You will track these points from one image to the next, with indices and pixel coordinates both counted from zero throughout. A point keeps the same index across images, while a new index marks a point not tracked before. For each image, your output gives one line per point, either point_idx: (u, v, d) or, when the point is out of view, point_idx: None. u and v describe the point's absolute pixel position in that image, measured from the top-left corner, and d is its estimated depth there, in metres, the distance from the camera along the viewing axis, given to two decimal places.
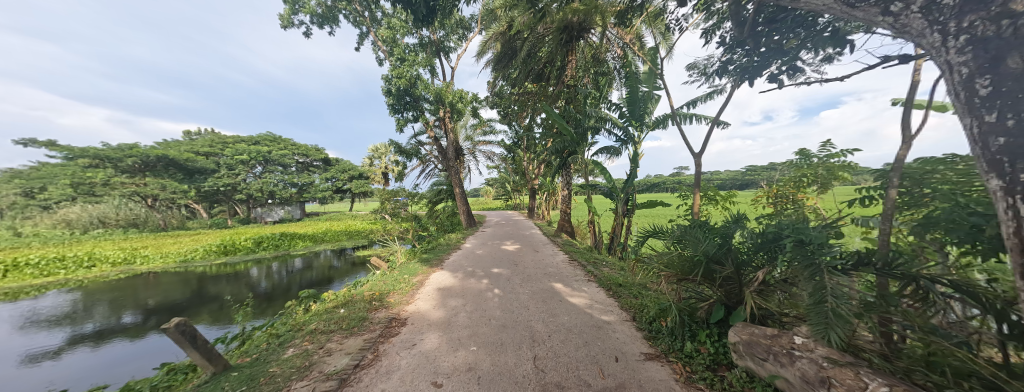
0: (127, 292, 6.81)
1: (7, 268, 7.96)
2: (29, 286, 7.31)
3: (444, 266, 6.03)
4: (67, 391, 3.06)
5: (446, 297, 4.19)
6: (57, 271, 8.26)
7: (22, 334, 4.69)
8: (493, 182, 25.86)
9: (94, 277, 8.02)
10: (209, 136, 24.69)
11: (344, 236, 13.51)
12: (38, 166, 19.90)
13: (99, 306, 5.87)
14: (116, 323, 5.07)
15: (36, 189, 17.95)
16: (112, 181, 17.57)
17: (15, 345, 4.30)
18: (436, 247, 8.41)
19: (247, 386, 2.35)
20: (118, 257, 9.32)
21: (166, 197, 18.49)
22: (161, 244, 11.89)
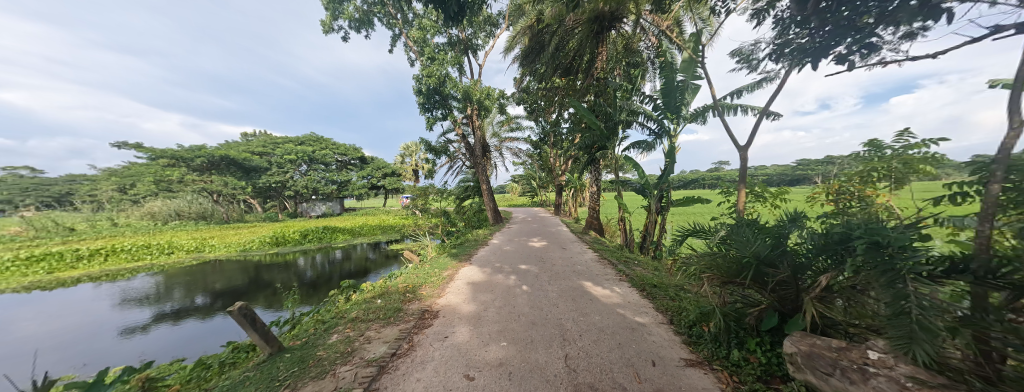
0: (199, 276, 7.75)
1: (108, 252, 9.40)
2: (124, 269, 8.57)
3: (472, 261, 6.16)
4: (154, 361, 3.55)
5: (476, 292, 4.26)
6: (145, 257, 9.61)
7: (120, 310, 5.51)
8: (519, 178, 25.90)
9: (173, 263, 9.23)
10: (262, 137, 27.25)
11: (379, 230, 14.28)
12: (130, 166, 23.24)
13: (177, 288, 6.74)
14: (190, 303, 5.80)
15: (129, 186, 20.99)
16: (186, 179, 20.04)
17: (115, 319, 5.06)
18: (464, 242, 8.60)
19: (298, 368, 2.57)
20: (191, 246, 10.64)
21: (228, 192, 20.75)
22: (225, 235, 13.37)
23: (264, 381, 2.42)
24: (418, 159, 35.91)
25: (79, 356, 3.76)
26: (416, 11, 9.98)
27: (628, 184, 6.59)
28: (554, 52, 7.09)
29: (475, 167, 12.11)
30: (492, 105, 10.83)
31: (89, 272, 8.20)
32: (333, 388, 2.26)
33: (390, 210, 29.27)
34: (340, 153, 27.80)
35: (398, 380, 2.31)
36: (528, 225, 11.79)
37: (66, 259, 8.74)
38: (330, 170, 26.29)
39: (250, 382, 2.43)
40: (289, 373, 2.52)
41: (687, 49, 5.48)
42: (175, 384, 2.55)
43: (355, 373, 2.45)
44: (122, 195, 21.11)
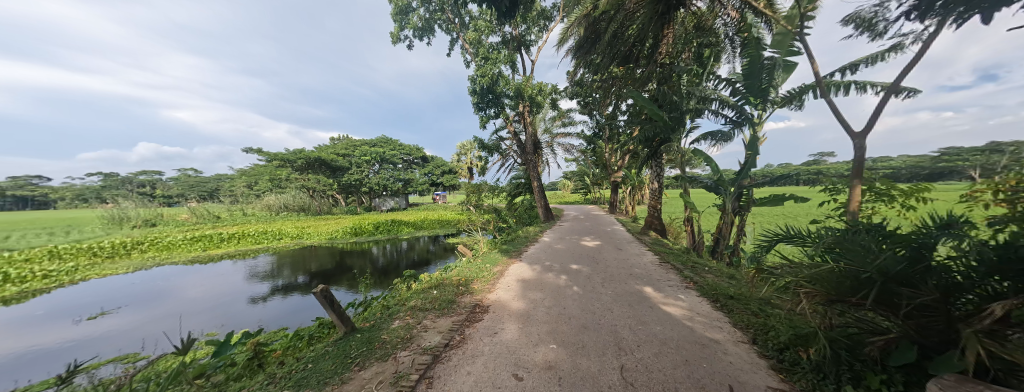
0: (299, 259, 9.39)
1: (240, 236, 12.02)
2: (250, 250, 10.85)
3: (522, 258, 6.21)
4: (266, 327, 4.41)
5: (525, 289, 4.28)
6: (263, 241, 12.03)
7: (248, 283, 7.00)
8: (571, 175, 25.29)
9: (281, 247, 11.37)
10: (345, 141, 31.68)
11: (437, 224, 15.40)
12: (254, 167, 29.27)
13: (284, 268, 8.29)
14: (294, 281, 7.07)
15: (254, 183, 26.47)
16: (291, 177, 24.42)
17: (244, 290, 6.44)
18: (515, 239, 8.73)
19: (366, 348, 2.92)
20: (293, 233, 12.95)
21: (321, 189, 24.70)
22: (317, 225, 15.93)
23: (340, 357, 2.81)
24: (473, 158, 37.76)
25: (220, 318, 4.85)
26: (472, 13, 10.38)
27: (697, 181, 5.89)
28: (610, 40, 6.67)
29: (526, 164, 12.20)
30: (543, 101, 10.75)
31: (228, 252, 10.60)
32: (393, 372, 2.52)
33: (448, 205, 31.41)
34: (405, 153, 30.77)
35: (449, 371, 2.47)
36: (580, 224, 11.44)
37: (215, 240, 11.43)
38: (397, 169, 29.34)
39: (330, 356, 2.85)
40: (359, 352, 2.88)
41: (781, 19, 4.56)
42: (276, 351, 3.14)
43: (413, 360, 2.70)
44: (250, 190, 26.80)
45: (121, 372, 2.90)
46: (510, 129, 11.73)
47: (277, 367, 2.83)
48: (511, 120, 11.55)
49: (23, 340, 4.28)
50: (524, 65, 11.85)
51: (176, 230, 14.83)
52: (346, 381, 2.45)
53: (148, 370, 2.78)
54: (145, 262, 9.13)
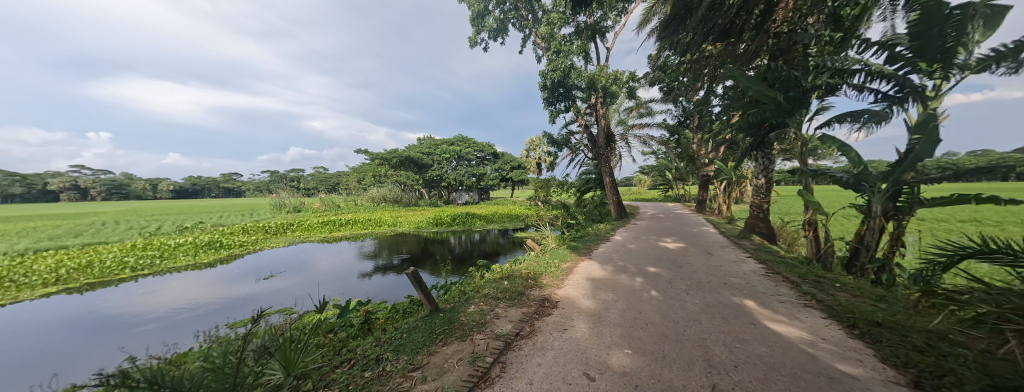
0: (393, 244, 11.00)
1: (352, 222, 14.72)
2: (358, 233, 13.21)
3: (592, 256, 6.00)
4: (371, 299, 5.32)
5: (596, 289, 4.13)
6: (368, 227, 14.46)
7: (358, 261, 8.54)
8: (649, 169, 23.14)
9: (381, 232, 13.50)
10: (428, 140, 35.53)
11: (507, 218, 16.04)
12: (361, 166, 35.35)
13: (383, 250, 9.83)
14: (390, 262, 8.31)
15: (362, 178, 32.03)
16: (387, 173, 28.67)
17: (354, 267, 7.87)
18: (585, 236, 8.48)
19: (448, 327, 3.26)
20: (389, 221, 15.20)
21: (410, 183, 28.34)
22: (406, 215, 18.37)
23: (428, 331, 3.21)
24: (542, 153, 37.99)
25: (340, 288, 6.03)
26: (546, 7, 10.32)
27: (825, 175, 4.77)
28: (704, 14, 5.79)
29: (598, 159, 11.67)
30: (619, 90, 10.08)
31: (344, 234, 13.10)
32: (471, 352, 2.76)
33: (516, 200, 32.38)
34: (478, 150, 32.85)
35: (520, 359, 2.59)
36: (658, 223, 10.41)
37: (336, 224, 14.27)
38: (472, 165, 31.54)
39: (420, 329, 3.28)
40: (442, 330, 3.23)
41: None
42: (379, 319, 3.76)
43: (487, 343, 2.91)
44: (359, 184, 32.59)
45: (284, 320, 3.91)
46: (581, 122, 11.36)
47: (381, 332, 3.40)
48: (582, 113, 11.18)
49: (227, 290, 6.11)
50: (599, 53, 11.24)
51: (311, 215, 19.10)
52: (432, 354, 2.79)
53: (299, 321, 3.66)
54: (293, 239, 12.02)
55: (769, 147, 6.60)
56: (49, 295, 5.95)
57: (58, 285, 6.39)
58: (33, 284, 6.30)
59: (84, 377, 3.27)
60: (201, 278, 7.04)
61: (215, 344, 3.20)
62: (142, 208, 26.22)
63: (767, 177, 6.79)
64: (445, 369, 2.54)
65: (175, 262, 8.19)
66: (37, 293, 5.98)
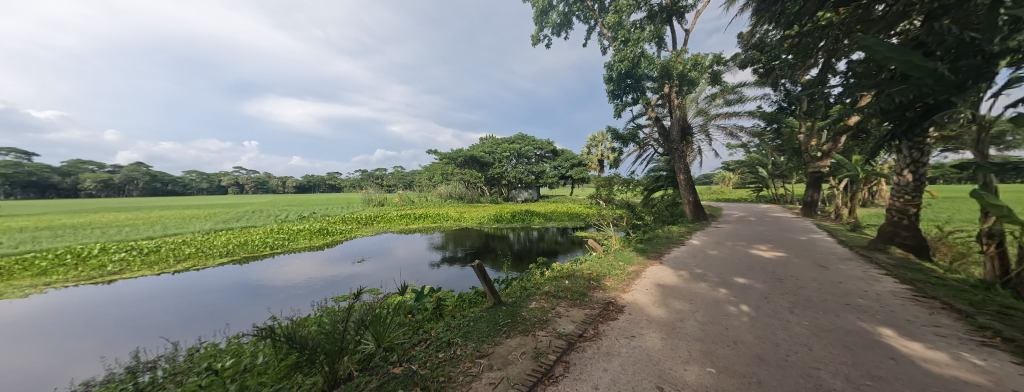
0: (459, 238, 11.81)
1: (424, 216, 16.30)
2: (428, 227, 14.56)
3: (664, 261, 5.49)
4: (442, 287, 5.82)
5: (669, 296, 3.78)
6: (438, 221, 15.81)
7: (429, 251, 9.43)
8: (734, 165, 20.16)
9: (448, 226, 14.63)
10: (490, 140, 37.20)
11: (566, 217, 15.80)
12: (431, 165, 38.92)
13: (450, 243, 10.65)
14: (455, 255, 8.93)
15: (431, 176, 35.26)
16: (452, 172, 30.92)
17: (425, 256, 8.70)
18: (654, 239, 7.85)
19: (511, 320, 3.37)
20: (454, 217, 16.40)
21: (473, 181, 30.12)
22: (470, 210, 19.53)
23: (492, 322, 3.37)
24: (605, 149, 36.28)
25: (417, 275, 6.71)
26: None
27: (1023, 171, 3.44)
28: None
29: (670, 154, 10.66)
30: (700, 77, 9.04)
31: (418, 227, 14.60)
32: (534, 347, 2.80)
33: (575, 198, 31.66)
34: (538, 147, 33.06)
35: (585, 361, 2.53)
36: (746, 227, 8.99)
37: (410, 218, 15.99)
38: (531, 163, 31.95)
39: (484, 319, 3.46)
40: (505, 322, 3.35)
41: None
42: (448, 306, 4.10)
43: (550, 340, 2.91)
44: (429, 182, 35.97)
45: (375, 298, 4.58)
46: (650, 115, 10.52)
47: (451, 318, 3.69)
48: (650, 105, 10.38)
49: (330, 269, 7.37)
50: (674, 37, 10.21)
51: (391, 209, 21.80)
52: (497, 344, 2.92)
53: (385, 300, 4.21)
54: (377, 229, 13.90)
55: (921, 133, 5.19)
56: (221, 263, 8.04)
57: (227, 256, 8.61)
58: (213, 254, 8.60)
59: (245, 327, 4.35)
60: (313, 258, 8.69)
61: (325, 312, 3.91)
62: (278, 200, 33.67)
63: (916, 172, 5.53)
64: (510, 360, 2.63)
65: (296, 243, 10.26)
66: (215, 261, 8.15)
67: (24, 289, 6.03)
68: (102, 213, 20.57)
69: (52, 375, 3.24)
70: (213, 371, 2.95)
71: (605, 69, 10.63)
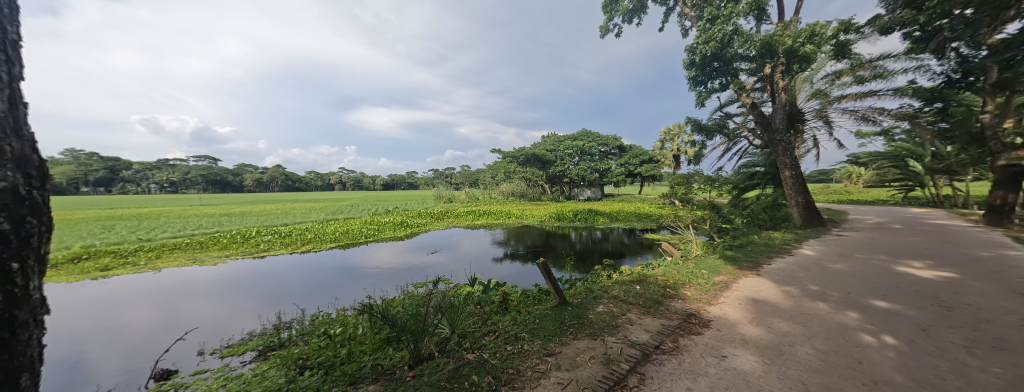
0: (523, 234, 12.05)
1: (487, 213, 17.08)
2: (493, 223, 15.22)
3: (763, 275, 4.70)
4: (506, 282, 6.05)
5: (771, 315, 3.24)
6: (501, 217, 16.42)
7: (493, 247, 9.84)
8: (864, 158, 15.92)
9: (510, 223, 15.06)
10: (552, 137, 36.98)
11: (635, 218, 14.77)
12: (495, 164, 40.64)
13: (512, 240, 10.98)
14: (517, 251, 9.14)
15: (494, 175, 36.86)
16: (514, 170, 31.76)
17: (489, 251, 9.11)
18: (747, 247, 6.80)
19: (578, 322, 3.29)
20: (516, 214, 16.80)
21: (535, 179, 30.33)
22: (532, 208, 19.77)
23: (558, 321, 3.34)
24: (681, 144, 32.61)
25: (483, 269, 7.06)
26: None
27: None
28: None
29: (771, 147, 9.15)
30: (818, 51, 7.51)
31: (482, 223, 15.39)
32: (603, 353, 2.69)
33: (644, 197, 29.25)
34: (603, 143, 31.65)
35: (664, 376, 2.31)
36: (884, 237, 7.08)
37: (476, 214, 16.95)
38: (595, 160, 30.75)
39: (550, 317, 3.46)
40: (571, 323, 3.29)
41: None
42: (513, 300, 4.23)
43: (622, 348, 2.75)
44: (492, 180, 37.63)
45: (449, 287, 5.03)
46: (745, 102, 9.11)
47: (516, 313, 3.80)
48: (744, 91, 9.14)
49: (408, 258, 8.27)
50: (780, 7, 8.61)
51: (459, 205, 23.55)
52: (565, 344, 2.88)
53: (457, 289, 4.59)
54: (447, 224, 15.12)
55: None
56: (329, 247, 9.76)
57: (332, 241, 10.41)
58: (325, 240, 10.54)
59: (347, 302, 5.19)
60: (395, 247, 9.88)
61: (412, 295, 4.45)
62: (370, 196, 39.44)
63: None
64: (578, 362, 2.56)
65: (382, 234, 11.83)
66: (325, 245, 9.93)
67: (215, 258, 8.35)
68: (259, 204, 27.22)
69: (229, 324, 4.42)
70: (328, 335, 3.61)
71: (687, 53, 10.07)
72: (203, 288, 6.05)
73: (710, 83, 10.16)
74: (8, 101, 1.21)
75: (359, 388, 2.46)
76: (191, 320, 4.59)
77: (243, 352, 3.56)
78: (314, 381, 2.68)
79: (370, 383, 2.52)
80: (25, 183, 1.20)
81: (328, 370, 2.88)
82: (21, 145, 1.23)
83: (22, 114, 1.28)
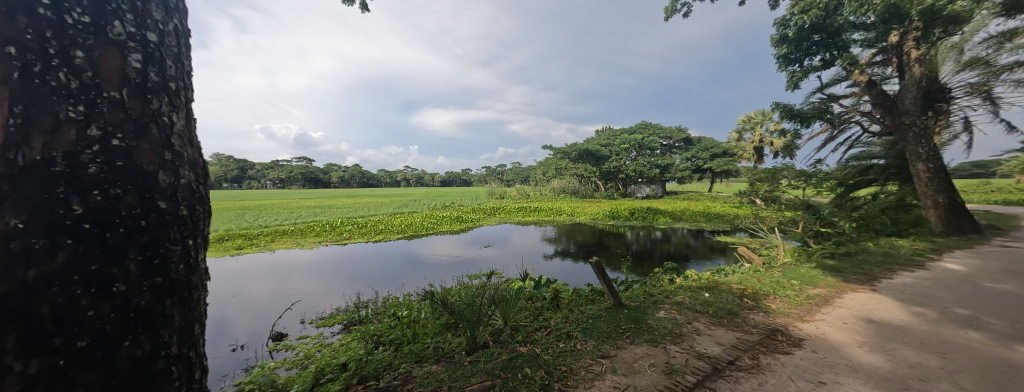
0: (574, 232, 11.80)
1: (538, 210, 17.12)
2: (543, 220, 15.18)
3: (880, 291, 3.84)
4: (557, 279, 6.01)
5: (892, 341, 2.63)
6: (552, 214, 16.31)
7: (544, 243, 9.83)
8: None
9: (562, 220, 14.89)
10: (606, 132, 35.23)
11: (702, 218, 13.31)
12: (546, 161, 40.43)
13: (562, 237, 10.85)
14: (568, 249, 9.00)
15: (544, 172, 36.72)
16: (565, 167, 31.21)
17: (540, 248, 9.13)
18: (856, 256, 5.60)
19: (635, 327, 3.10)
20: (567, 212, 16.52)
21: (588, 176, 29.26)
22: (584, 206, 19.21)
23: (613, 323, 3.20)
24: (764, 134, 28.13)
25: (535, 265, 7.11)
26: None
27: None
28: None
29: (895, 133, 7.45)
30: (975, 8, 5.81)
31: (533, 219, 15.48)
32: (665, 362, 2.49)
33: (714, 195, 26.07)
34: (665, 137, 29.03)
35: None
36: None
37: (526, 211, 17.12)
38: (654, 155, 28.45)
39: (604, 319, 3.33)
40: (628, 327, 3.12)
41: None
42: (565, 298, 4.19)
43: (687, 359, 2.52)
44: (543, 178, 37.51)
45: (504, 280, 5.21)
46: (861, 81, 7.78)
47: (569, 311, 3.75)
48: (857, 66, 7.67)
49: (462, 251, 8.76)
50: None
51: (511, 202, 24.03)
52: (620, 348, 2.74)
53: (509, 283, 4.73)
54: (499, 220, 15.56)
55: None
56: (395, 238, 10.86)
57: (398, 233, 11.54)
58: (392, 231, 11.75)
59: (411, 288, 5.72)
60: (450, 240, 10.52)
61: (469, 285, 4.71)
62: (430, 192, 42.63)
63: None
64: (636, 369, 2.42)
65: (439, 227, 12.71)
66: (392, 236, 11.07)
67: (310, 243, 9.97)
68: (341, 198, 31.57)
69: (321, 300, 5.24)
70: (397, 317, 4.04)
71: (776, 28, 8.73)
72: (301, 269, 7.28)
73: (808, 60, 8.64)
74: (186, 117, 1.60)
75: (424, 366, 2.71)
76: (292, 294, 5.56)
77: (332, 324, 4.20)
78: (387, 356, 3.03)
79: (433, 363, 2.74)
80: (195, 180, 1.57)
81: (398, 347, 3.24)
82: (193, 150, 1.61)
83: (194, 127, 1.68)
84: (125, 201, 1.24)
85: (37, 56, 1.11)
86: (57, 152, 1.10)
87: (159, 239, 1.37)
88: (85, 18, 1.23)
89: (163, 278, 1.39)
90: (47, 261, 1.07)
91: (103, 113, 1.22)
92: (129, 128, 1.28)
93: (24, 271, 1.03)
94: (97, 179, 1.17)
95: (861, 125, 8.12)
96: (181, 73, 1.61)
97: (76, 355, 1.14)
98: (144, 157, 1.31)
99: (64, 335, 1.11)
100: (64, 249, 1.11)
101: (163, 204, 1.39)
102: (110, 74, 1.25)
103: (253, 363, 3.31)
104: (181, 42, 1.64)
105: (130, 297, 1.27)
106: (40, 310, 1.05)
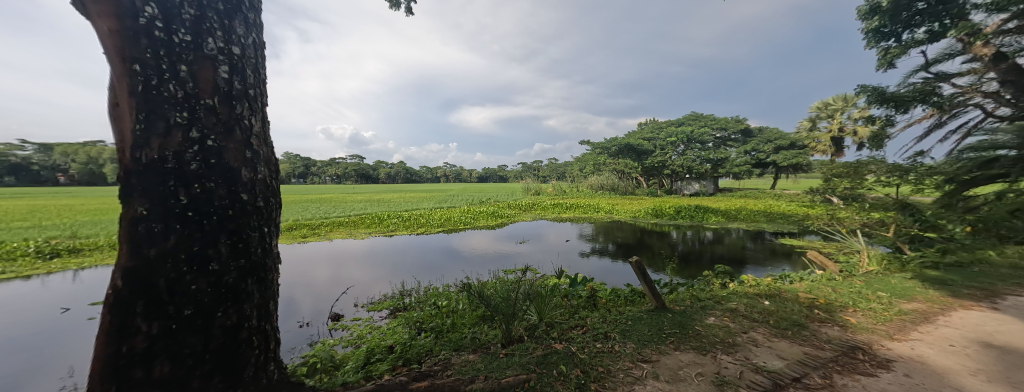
0: (613, 230, 11.43)
1: (575, 207, 16.72)
2: (580, 217, 14.83)
3: (1002, 312, 3.14)
4: (594, 278, 5.84)
5: (1021, 372, 2.14)
6: (590, 212, 15.86)
7: (580, 241, 9.63)
8: None
9: (600, 218, 14.41)
10: (649, 125, 33.12)
11: (762, 218, 11.97)
12: (584, 157, 39.32)
13: (600, 235, 10.53)
14: (606, 247, 8.74)
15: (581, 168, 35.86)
16: (604, 163, 30.09)
17: (576, 246, 8.97)
18: (971, 268, 4.62)
19: (680, 332, 2.90)
20: (606, 209, 15.91)
21: (629, 171, 27.86)
22: (624, 203, 18.36)
23: (656, 327, 3.03)
24: (844, 121, 24.30)
25: (570, 263, 6.99)
26: None
27: None
28: None
29: None
30: None
31: (570, 216, 15.16)
32: (716, 372, 2.29)
33: (777, 193, 23.24)
34: (718, 128, 26.82)
35: None
36: None
37: (562, 208, 16.84)
38: (705, 148, 26.13)
39: (645, 321, 3.17)
40: (672, 332, 2.93)
41: None
42: (603, 298, 4.06)
43: (742, 372, 2.29)
44: (581, 173, 36.47)
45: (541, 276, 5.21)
46: (984, 54, 6.32)
47: (607, 311, 3.64)
48: (978, 37, 6.25)
49: (499, 246, 8.92)
50: None
51: (546, 198, 23.75)
52: (663, 354, 2.59)
53: (545, 279, 4.73)
54: (535, 216, 15.51)
55: None
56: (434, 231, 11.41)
57: (437, 226, 12.09)
58: (433, 225, 12.34)
59: (449, 280, 5.97)
60: (486, 235, 10.77)
61: (506, 279, 4.76)
62: (468, 188, 43.81)
63: None
64: (681, 376, 2.25)
65: (476, 222, 13.04)
66: (432, 229, 11.62)
67: (361, 234, 10.89)
68: (389, 193, 33.98)
69: (371, 286, 5.70)
70: (437, 306, 4.26)
71: None
72: (353, 257, 8.00)
73: (908, 33, 7.29)
74: (262, 119, 1.82)
75: (462, 355, 2.81)
76: (346, 279, 6.14)
77: (381, 309, 4.55)
78: (427, 342, 3.20)
79: (471, 352, 2.85)
80: (269, 175, 1.77)
81: (438, 335, 3.40)
82: (267, 149, 1.82)
83: (269, 129, 1.91)
84: (217, 194, 1.45)
85: (154, 71, 1.34)
86: (169, 152, 1.33)
87: (242, 226, 1.57)
88: (187, 37, 1.42)
89: (244, 261, 1.60)
90: (163, 242, 1.33)
91: (201, 118, 1.42)
92: (219, 130, 1.49)
93: (149, 249, 1.32)
94: (196, 174, 1.39)
95: (983, 108, 6.65)
96: (258, 82, 1.82)
97: (184, 320, 1.39)
98: (230, 156, 1.53)
99: (176, 304, 1.37)
100: (174, 232, 1.35)
101: (245, 196, 1.60)
102: (205, 84, 1.47)
103: (315, 339, 3.72)
104: (258, 53, 1.86)
105: (220, 274, 1.48)
106: (158, 282, 1.32)
